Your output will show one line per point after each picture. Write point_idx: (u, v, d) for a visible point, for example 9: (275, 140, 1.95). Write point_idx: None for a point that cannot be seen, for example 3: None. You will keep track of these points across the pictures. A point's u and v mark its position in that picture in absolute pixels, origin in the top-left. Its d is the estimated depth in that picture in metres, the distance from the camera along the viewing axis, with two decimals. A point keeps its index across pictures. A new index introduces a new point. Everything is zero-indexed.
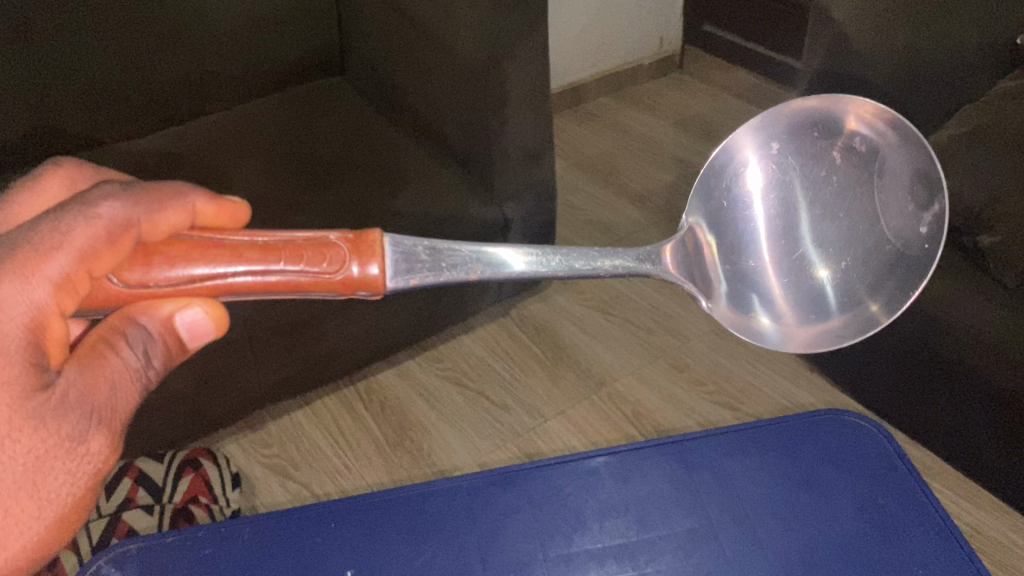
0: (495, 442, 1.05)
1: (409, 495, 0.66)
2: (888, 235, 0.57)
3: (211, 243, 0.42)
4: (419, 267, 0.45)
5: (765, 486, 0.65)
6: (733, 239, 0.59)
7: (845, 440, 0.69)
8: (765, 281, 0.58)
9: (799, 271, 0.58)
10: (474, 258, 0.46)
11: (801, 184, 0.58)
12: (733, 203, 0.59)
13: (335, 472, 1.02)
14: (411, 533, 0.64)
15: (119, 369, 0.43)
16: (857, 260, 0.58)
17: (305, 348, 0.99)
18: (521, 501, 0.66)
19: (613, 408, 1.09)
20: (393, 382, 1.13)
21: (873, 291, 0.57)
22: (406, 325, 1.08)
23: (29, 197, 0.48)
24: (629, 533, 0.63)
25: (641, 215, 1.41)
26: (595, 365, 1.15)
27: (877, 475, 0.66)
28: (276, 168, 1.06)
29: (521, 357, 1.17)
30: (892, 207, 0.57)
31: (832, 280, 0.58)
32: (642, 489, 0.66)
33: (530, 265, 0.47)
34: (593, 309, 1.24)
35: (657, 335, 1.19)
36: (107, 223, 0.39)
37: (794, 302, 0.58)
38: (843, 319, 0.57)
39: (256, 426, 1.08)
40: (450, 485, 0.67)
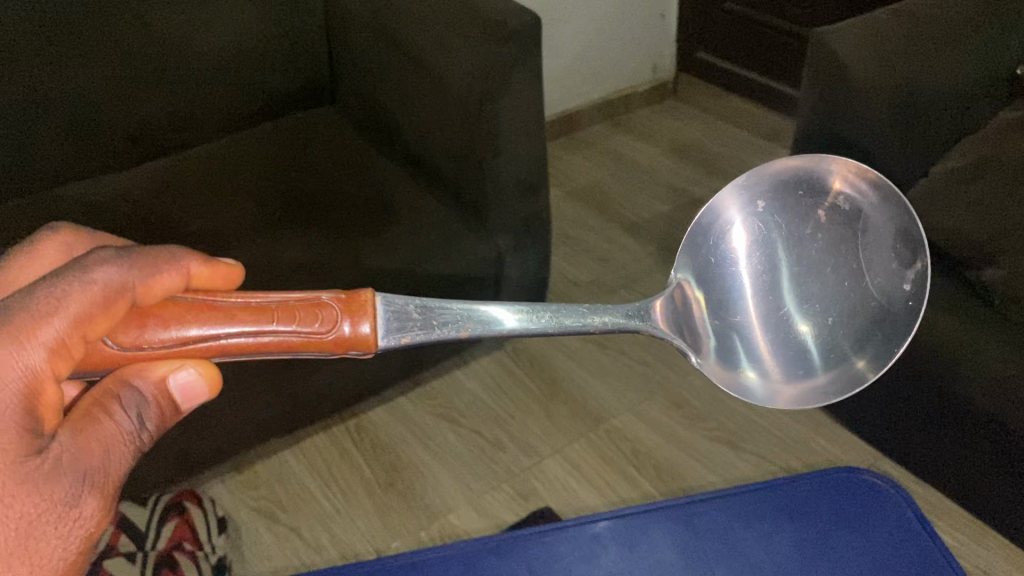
0: (490, 483, 1.02)
1: (402, 563, 0.63)
2: (873, 291, 0.56)
3: (204, 305, 0.41)
4: (411, 326, 0.43)
5: (777, 553, 0.63)
6: (720, 294, 0.57)
7: (862, 501, 0.66)
8: (753, 336, 0.56)
9: (785, 327, 0.56)
10: (465, 316, 0.45)
11: (785, 241, 0.57)
12: (720, 260, 0.57)
13: (324, 517, 0.99)
14: None
15: (114, 433, 0.40)
16: (843, 315, 0.56)
17: (294, 387, 0.96)
18: (519, 569, 0.63)
19: (612, 446, 1.06)
20: (384, 420, 1.11)
21: (859, 348, 0.55)
22: (397, 362, 1.05)
23: (29, 259, 0.45)
24: None
25: (637, 244, 1.39)
26: (592, 400, 1.12)
27: (895, 540, 0.64)
28: (263, 201, 1.04)
29: (516, 392, 1.14)
30: (876, 263, 0.56)
31: (816, 335, 0.56)
32: (648, 558, 0.63)
33: (522, 322, 0.45)
34: (589, 342, 1.22)
35: (656, 369, 1.17)
36: (103, 288, 0.37)
37: (781, 359, 0.56)
38: (827, 376, 0.55)
39: (243, 467, 1.05)
40: (446, 553, 0.64)
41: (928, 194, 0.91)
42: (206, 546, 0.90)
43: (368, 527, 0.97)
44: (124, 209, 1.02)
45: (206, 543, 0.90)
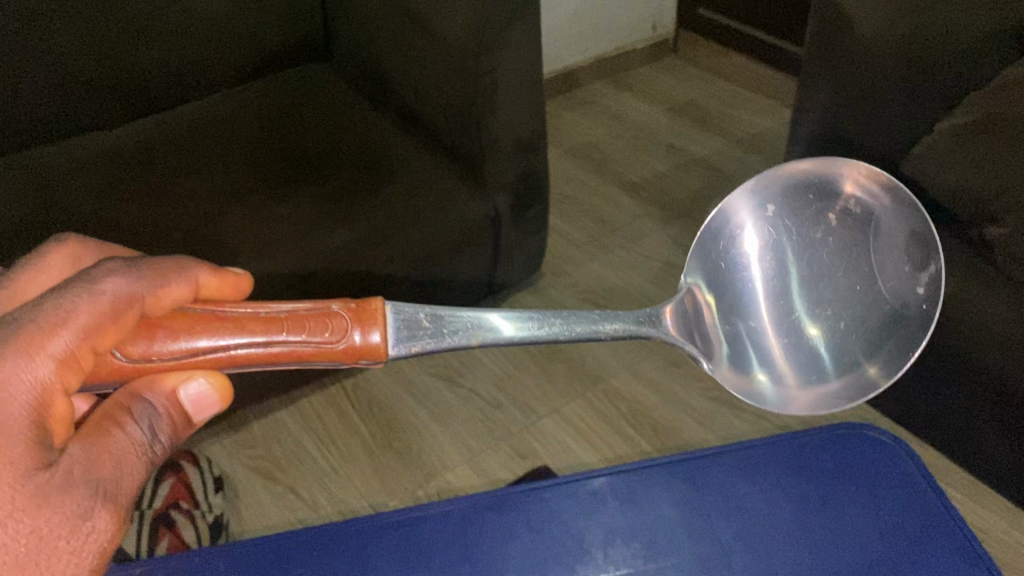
0: (488, 442, 1.02)
1: (400, 519, 0.63)
2: (885, 295, 0.56)
3: (214, 316, 0.41)
4: (421, 334, 0.43)
5: (780, 510, 0.62)
6: (730, 297, 0.58)
7: (865, 458, 0.66)
8: (764, 340, 0.57)
9: (795, 331, 0.57)
10: (476, 323, 0.45)
11: (795, 245, 0.58)
12: (730, 264, 0.58)
13: (322, 475, 0.98)
14: (402, 559, 0.61)
15: (126, 445, 0.40)
16: (854, 320, 0.57)
17: None
18: (518, 527, 0.62)
19: (609, 405, 1.06)
20: (381, 380, 1.10)
21: (873, 354, 0.56)
22: None
23: (36, 273, 0.44)
24: (636, 562, 0.60)
25: (635, 204, 1.38)
26: (589, 359, 1.12)
27: (899, 497, 0.63)
28: (257, 159, 1.02)
29: (513, 351, 1.14)
30: (887, 267, 0.56)
31: (828, 339, 0.57)
32: (650, 516, 0.63)
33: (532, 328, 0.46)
34: (586, 301, 1.20)
35: (654, 329, 1.16)
36: (112, 298, 0.37)
37: (794, 364, 0.56)
38: (841, 381, 0.56)
39: (239, 427, 1.04)
40: (442, 510, 0.63)
41: (930, 152, 0.89)
42: (204, 505, 0.90)
43: (365, 485, 0.97)
44: (116, 168, 1.00)
45: (203, 502, 0.90)
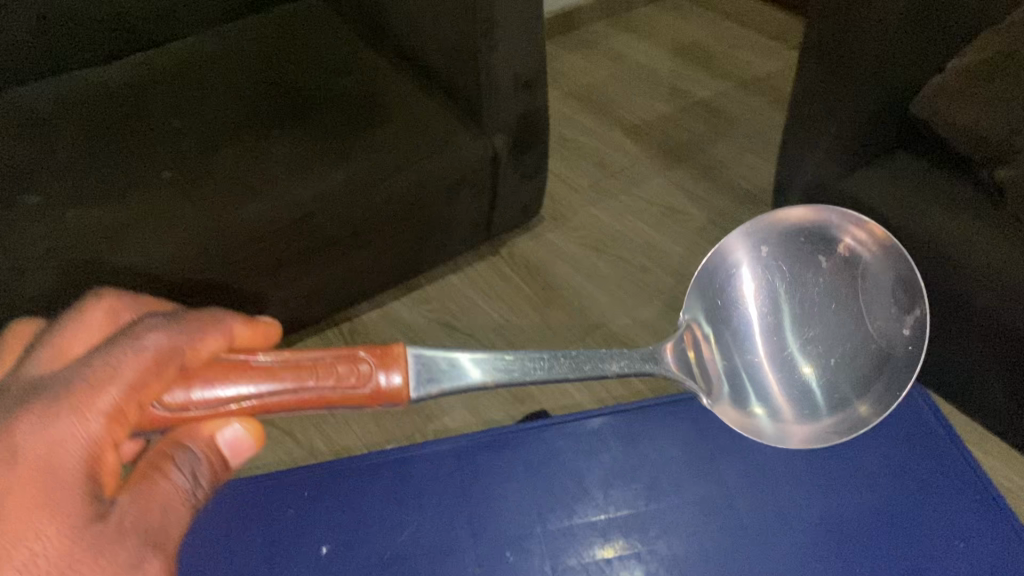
0: (486, 387, 1.01)
1: (391, 458, 0.66)
2: (872, 335, 0.57)
3: (247, 364, 0.40)
4: (440, 376, 0.43)
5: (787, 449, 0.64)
6: (726, 333, 0.58)
7: None
8: (760, 376, 0.57)
9: (789, 367, 0.57)
10: (489, 363, 0.44)
11: (788, 286, 0.58)
12: (727, 304, 0.59)
13: (318, 420, 0.98)
14: (398, 500, 0.63)
15: (171, 493, 0.41)
16: (843, 358, 0.57)
17: (287, 288, 0.97)
18: (512, 469, 0.64)
19: (608, 350, 1.04)
20: (379, 325, 1.09)
21: (862, 392, 0.56)
22: (392, 263, 1.05)
23: (76, 330, 0.41)
24: (636, 503, 0.61)
25: (637, 148, 1.35)
26: (590, 304, 1.10)
27: (907, 436, 0.65)
28: (248, 97, 0.99)
29: (512, 296, 1.12)
30: (873, 308, 0.57)
31: (819, 377, 0.57)
32: (644, 457, 0.64)
33: (546, 360, 0.46)
34: (586, 245, 1.18)
35: (654, 274, 1.14)
36: (154, 352, 0.38)
37: (789, 398, 0.56)
38: (832, 417, 0.56)
39: None
40: (435, 451, 0.66)
41: (943, 92, 0.86)
42: None
43: (363, 429, 0.97)
44: (102, 104, 0.97)
45: None
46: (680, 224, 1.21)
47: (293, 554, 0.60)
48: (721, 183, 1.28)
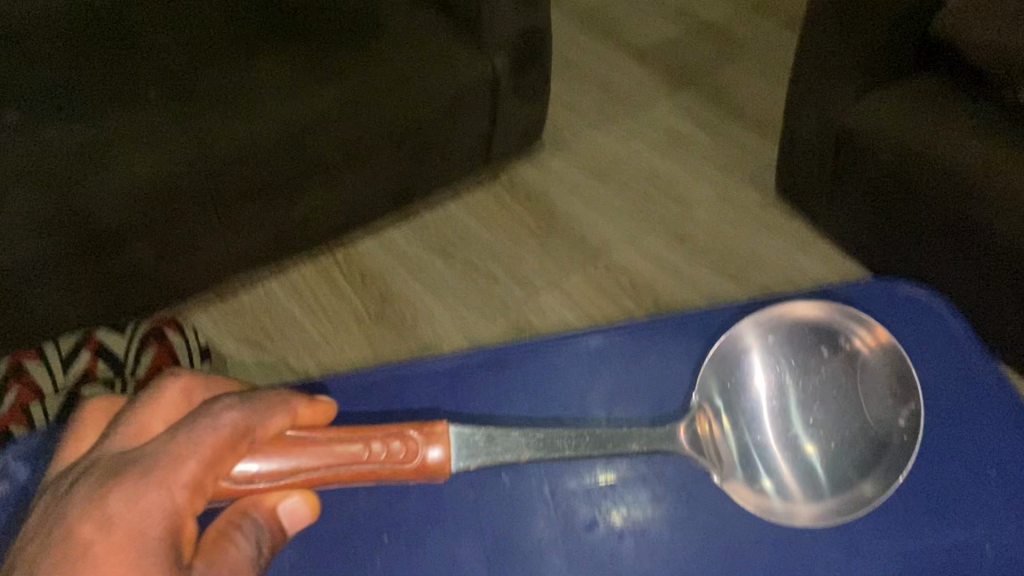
0: (484, 316, 0.98)
1: (386, 375, 0.60)
2: (874, 423, 0.53)
3: (307, 440, 0.42)
4: (479, 453, 0.46)
5: None
6: (733, 414, 0.54)
7: (898, 315, 0.61)
8: (769, 460, 0.52)
9: (799, 450, 0.53)
10: (524, 440, 0.47)
11: (793, 372, 0.55)
12: (735, 386, 0.55)
13: (312, 346, 0.96)
14: (385, 417, 0.58)
15: (243, 557, 0.39)
16: (849, 439, 0.53)
17: (278, 214, 0.94)
18: (511, 387, 0.59)
19: (610, 279, 1.02)
20: (373, 251, 1.05)
21: (865, 473, 0.52)
22: (388, 189, 1.02)
23: (150, 408, 0.41)
24: (639, 422, 0.57)
25: (643, 72, 1.30)
26: (591, 233, 1.07)
27: (932, 353, 0.59)
28: (236, 9, 0.94)
29: (511, 224, 1.08)
30: (873, 397, 0.53)
31: (823, 460, 0.52)
32: (652, 372, 0.59)
33: (583, 442, 0.48)
34: (589, 172, 1.14)
35: (658, 203, 1.10)
36: (230, 431, 0.38)
37: (799, 477, 0.52)
38: (836, 498, 0.51)
39: (226, 296, 1.00)
40: (430, 368, 0.60)
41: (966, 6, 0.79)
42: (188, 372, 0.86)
43: (358, 355, 0.95)
44: (82, 14, 0.92)
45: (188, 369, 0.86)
46: (686, 152, 1.17)
47: None
48: (729, 110, 1.23)
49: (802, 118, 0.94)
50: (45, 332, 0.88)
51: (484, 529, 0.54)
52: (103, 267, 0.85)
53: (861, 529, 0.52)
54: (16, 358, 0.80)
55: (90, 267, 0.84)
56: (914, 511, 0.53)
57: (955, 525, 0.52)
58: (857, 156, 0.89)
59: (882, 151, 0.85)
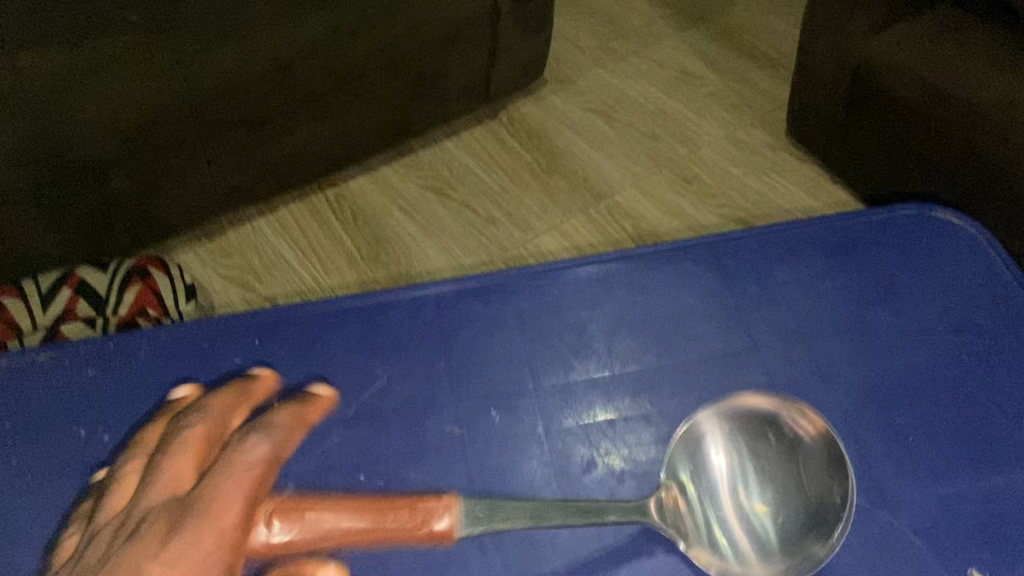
0: (480, 259, 0.94)
1: (361, 306, 0.51)
2: (822, 471, 0.43)
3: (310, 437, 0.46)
4: (468, 421, 0.47)
5: (832, 298, 0.52)
6: (700, 438, 0.45)
7: (932, 242, 0.55)
8: (718, 496, 0.44)
9: (758, 492, 0.44)
10: (532, 427, 0.47)
11: (775, 408, 0.45)
12: (671, 421, 0.47)
13: (301, 287, 0.92)
14: (358, 352, 0.50)
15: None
16: (798, 490, 0.43)
17: (266, 148, 0.89)
18: (504, 316, 0.51)
19: (612, 221, 0.97)
20: (367, 190, 1.01)
21: (818, 529, 0.42)
22: (383, 123, 0.97)
23: (181, 456, 0.42)
24: (647, 359, 0.50)
25: (650, 8, 1.24)
26: (593, 174, 1.02)
27: (974, 281, 0.53)
28: None
29: (511, 164, 1.03)
30: (820, 444, 0.44)
31: (771, 521, 0.43)
32: (665, 301, 0.52)
33: (595, 415, 0.47)
34: (592, 111, 1.09)
35: (664, 143, 1.05)
36: (263, 466, 0.42)
37: (750, 538, 0.42)
38: (786, 562, 0.42)
39: (213, 235, 0.96)
40: (410, 298, 0.52)
41: None
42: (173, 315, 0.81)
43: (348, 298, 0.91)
44: None
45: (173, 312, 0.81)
46: (693, 91, 1.12)
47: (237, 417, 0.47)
48: (738, 47, 1.18)
49: (815, 52, 0.90)
50: (25, 273, 0.84)
51: (469, 467, 0.45)
52: (81, 199, 0.80)
53: (887, 474, 0.45)
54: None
55: (67, 200, 0.80)
56: (948, 455, 0.46)
57: (993, 473, 0.45)
58: (875, 96, 0.83)
59: (897, 87, 0.80)
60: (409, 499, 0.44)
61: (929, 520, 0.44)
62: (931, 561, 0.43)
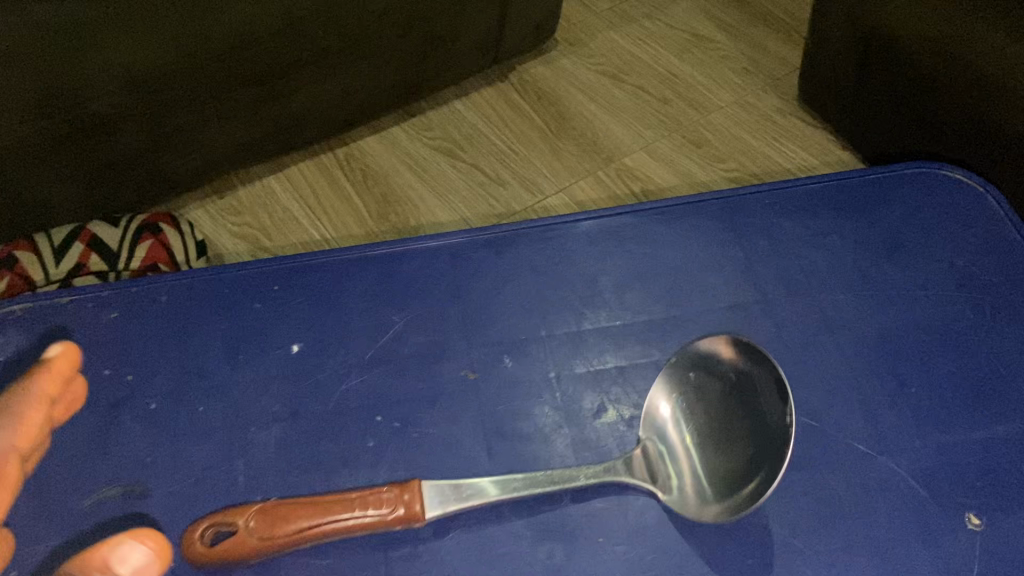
0: (487, 219, 0.94)
1: (378, 256, 0.52)
2: (770, 416, 0.43)
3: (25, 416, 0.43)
4: (478, 363, 0.48)
5: (841, 252, 0.53)
6: (663, 391, 0.45)
7: (939, 201, 0.55)
8: (678, 446, 0.44)
9: (718, 442, 0.44)
10: (551, 374, 0.47)
11: (733, 358, 0.45)
12: (633, 366, 0.48)
13: (310, 243, 0.92)
14: (373, 296, 0.50)
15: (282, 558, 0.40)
16: (748, 436, 0.43)
17: (275, 106, 0.89)
18: (518, 266, 0.52)
19: (620, 184, 0.97)
20: (376, 150, 1.00)
21: (753, 470, 0.42)
22: (393, 82, 0.97)
23: None
24: (655, 308, 0.50)
25: None
26: (603, 137, 1.02)
27: (980, 237, 0.54)
28: None
29: (520, 126, 1.03)
30: (766, 388, 0.44)
31: (715, 465, 0.43)
32: (672, 253, 0.53)
33: (602, 364, 0.48)
34: (603, 74, 1.09)
35: (674, 107, 1.05)
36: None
37: (694, 481, 0.43)
38: (725, 500, 0.42)
39: (223, 192, 0.96)
40: (425, 247, 0.52)
41: None
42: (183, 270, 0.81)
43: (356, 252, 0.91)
44: None
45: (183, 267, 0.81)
46: (705, 56, 1.11)
47: (255, 351, 0.48)
48: (749, 14, 1.17)
49: (829, 14, 0.89)
50: (33, 222, 0.83)
51: (480, 410, 0.46)
52: (93, 153, 0.80)
53: (891, 424, 0.46)
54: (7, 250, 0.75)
55: (80, 153, 0.79)
56: (952, 407, 0.47)
57: (993, 424, 0.46)
58: (886, 58, 0.82)
59: (907, 43, 0.78)
60: (421, 442, 0.44)
61: (926, 463, 0.44)
62: (932, 505, 0.43)
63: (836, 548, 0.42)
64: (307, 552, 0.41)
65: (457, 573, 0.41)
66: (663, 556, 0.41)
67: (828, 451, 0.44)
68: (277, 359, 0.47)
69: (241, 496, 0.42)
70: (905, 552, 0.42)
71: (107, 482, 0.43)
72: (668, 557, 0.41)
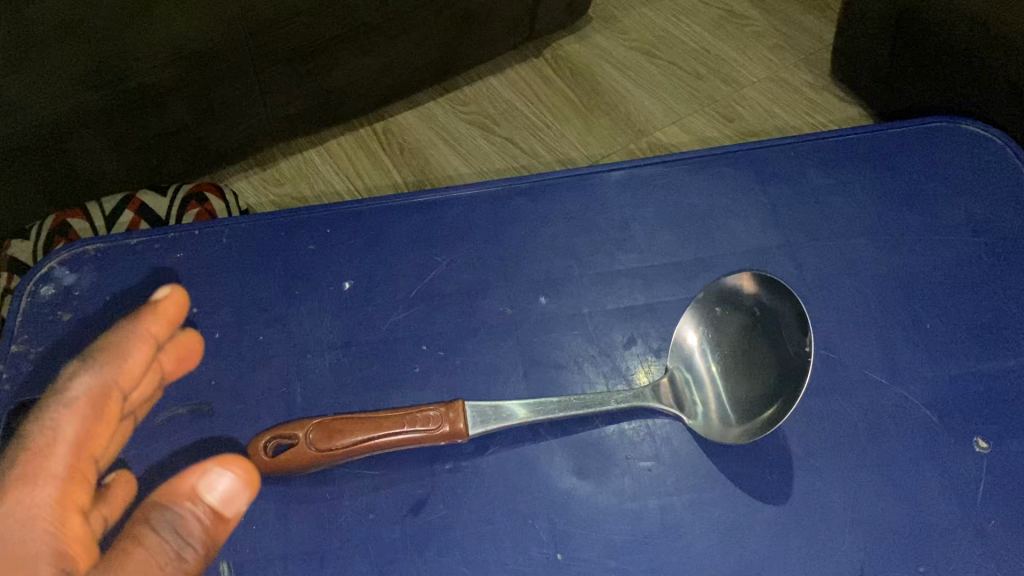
0: None
1: (418, 203, 0.54)
2: (789, 348, 0.45)
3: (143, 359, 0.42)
4: (516, 300, 0.50)
5: (861, 200, 0.54)
6: (691, 322, 0.48)
7: (962, 154, 0.56)
8: (704, 375, 0.46)
9: (742, 372, 0.46)
10: (586, 312, 0.50)
11: (759, 293, 0.47)
12: (661, 306, 0.50)
13: None
14: (414, 240, 0.53)
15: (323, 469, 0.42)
16: (768, 365, 0.46)
17: (317, 80, 0.91)
18: (554, 212, 0.54)
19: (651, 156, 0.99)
20: (411, 123, 1.03)
21: (772, 397, 0.45)
22: (430, 56, 0.99)
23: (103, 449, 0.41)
24: (684, 253, 0.52)
25: None
26: (634, 111, 1.03)
27: (1001, 189, 0.55)
28: None
29: (553, 99, 1.05)
30: (786, 324, 0.46)
31: (738, 392, 0.46)
32: (701, 200, 0.54)
33: (634, 306, 0.50)
34: (636, 50, 1.10)
35: (707, 83, 1.06)
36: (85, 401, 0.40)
37: (719, 406, 0.46)
38: (746, 424, 0.45)
39: (266, 164, 0.99)
40: (466, 193, 0.55)
41: None
42: None
43: None
44: None
45: None
46: (738, 32, 1.12)
47: (302, 290, 0.51)
48: None
49: None
50: (82, 190, 0.85)
51: (519, 341, 0.49)
52: (144, 127, 0.82)
53: (910, 368, 0.48)
54: (59, 217, 0.75)
55: (132, 128, 0.82)
56: (967, 351, 0.48)
57: (1006, 370, 0.47)
58: (915, 32, 0.82)
59: (942, 15, 0.78)
60: (462, 373, 0.48)
61: (937, 395, 0.47)
62: (942, 430, 0.46)
63: (851, 468, 0.44)
64: (359, 465, 0.44)
65: (494, 487, 0.44)
66: (689, 473, 0.45)
67: (845, 381, 0.47)
68: (329, 296, 0.50)
69: (300, 414, 0.46)
70: (918, 477, 0.44)
71: (178, 402, 0.47)
72: (693, 476, 0.44)
